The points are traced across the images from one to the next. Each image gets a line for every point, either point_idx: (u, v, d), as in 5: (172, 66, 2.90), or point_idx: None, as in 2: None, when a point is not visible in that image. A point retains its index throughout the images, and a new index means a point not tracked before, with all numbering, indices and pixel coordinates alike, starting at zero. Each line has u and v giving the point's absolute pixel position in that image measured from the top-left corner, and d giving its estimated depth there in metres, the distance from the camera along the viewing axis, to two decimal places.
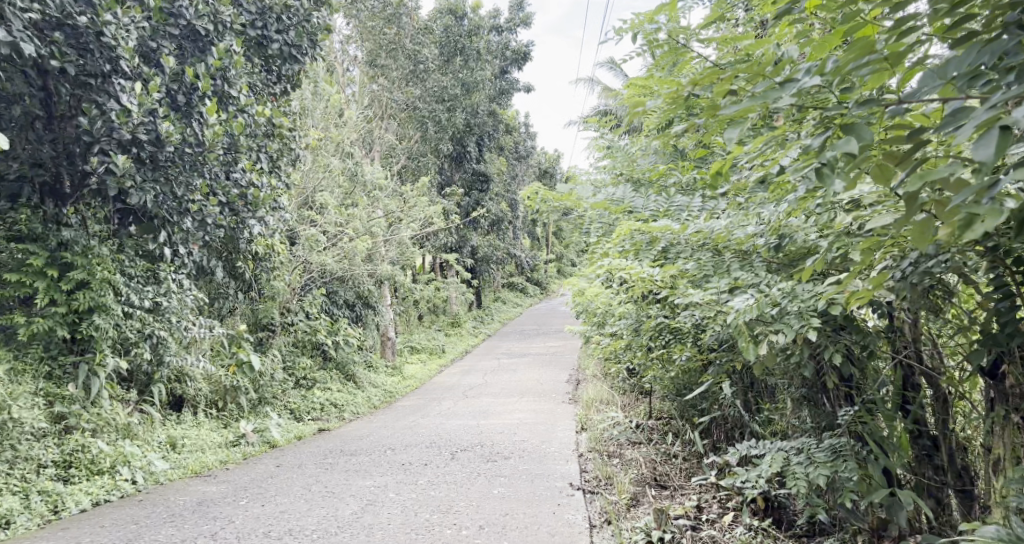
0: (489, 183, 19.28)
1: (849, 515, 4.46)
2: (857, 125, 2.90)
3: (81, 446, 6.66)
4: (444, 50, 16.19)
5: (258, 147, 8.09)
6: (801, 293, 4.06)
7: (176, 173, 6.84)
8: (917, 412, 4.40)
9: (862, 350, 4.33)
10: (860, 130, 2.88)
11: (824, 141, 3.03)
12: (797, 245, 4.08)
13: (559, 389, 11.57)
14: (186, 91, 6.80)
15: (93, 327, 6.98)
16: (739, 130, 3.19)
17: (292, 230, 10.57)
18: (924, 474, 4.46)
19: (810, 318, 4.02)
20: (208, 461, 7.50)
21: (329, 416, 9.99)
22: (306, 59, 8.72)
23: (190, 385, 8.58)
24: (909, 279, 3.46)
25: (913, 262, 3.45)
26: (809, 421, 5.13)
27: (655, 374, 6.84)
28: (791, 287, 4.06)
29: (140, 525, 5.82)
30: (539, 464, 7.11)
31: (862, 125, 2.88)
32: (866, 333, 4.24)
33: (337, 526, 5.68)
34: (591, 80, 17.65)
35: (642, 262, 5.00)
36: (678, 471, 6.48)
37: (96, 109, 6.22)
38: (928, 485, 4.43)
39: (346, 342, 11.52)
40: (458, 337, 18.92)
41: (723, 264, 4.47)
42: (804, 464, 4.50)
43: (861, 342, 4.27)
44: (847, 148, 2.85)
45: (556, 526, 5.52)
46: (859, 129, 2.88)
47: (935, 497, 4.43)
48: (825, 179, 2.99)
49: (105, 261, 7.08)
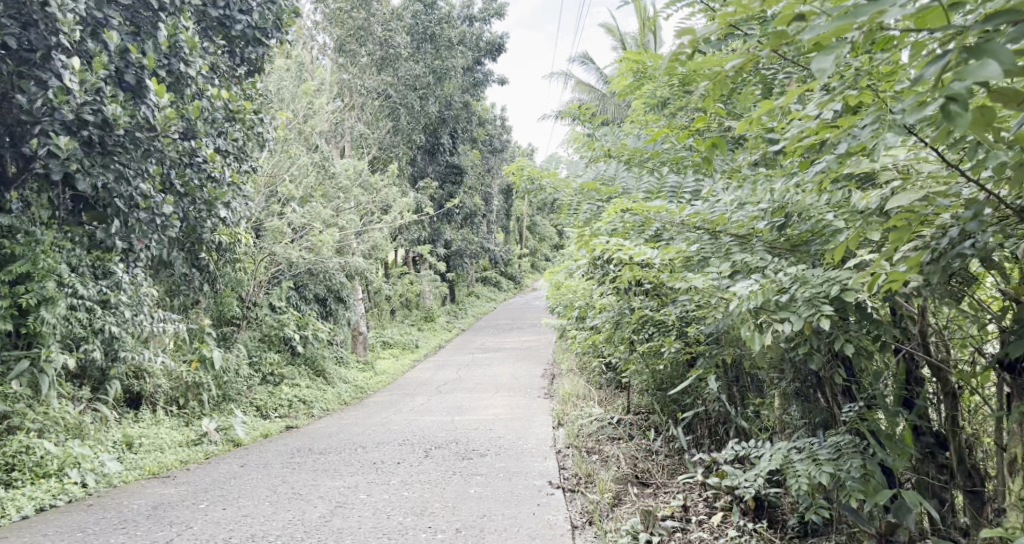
0: (463, 175, 18.85)
1: (855, 519, 4.14)
2: (994, 44, 2.34)
3: (26, 447, 6.25)
4: (414, 37, 15.53)
5: (215, 133, 7.60)
6: (811, 278, 3.73)
7: (127, 159, 6.37)
8: (922, 406, 4.11)
9: (881, 347, 3.96)
10: (996, 49, 2.33)
11: (944, 70, 2.42)
12: (807, 227, 3.82)
13: (534, 383, 11.27)
14: (133, 70, 6.28)
15: (39, 322, 6.53)
16: (835, 55, 2.58)
17: (257, 221, 10.14)
18: (927, 473, 4.18)
19: (822, 306, 3.67)
20: (167, 461, 7.10)
21: (297, 413, 9.61)
22: (271, 41, 8.30)
23: (149, 381, 8.16)
24: (937, 266, 3.04)
25: (949, 241, 3.04)
26: (800, 417, 4.88)
27: (636, 369, 6.58)
28: (799, 270, 3.75)
29: (86, 533, 5.38)
30: (516, 461, 6.79)
31: (1001, 45, 2.33)
32: (881, 324, 3.91)
33: (304, 530, 5.30)
34: (565, 72, 17.37)
35: (639, 243, 4.72)
36: (660, 468, 6.13)
37: (37, 86, 5.71)
38: (932, 484, 4.16)
39: (315, 337, 11.16)
40: (431, 331, 18.54)
41: (723, 247, 4.18)
42: (805, 461, 4.23)
43: (875, 332, 3.94)
44: (991, 73, 2.29)
45: (536, 529, 5.18)
46: (999, 50, 2.32)
47: (939, 497, 4.16)
48: (954, 118, 2.39)
49: (51, 249, 6.66)
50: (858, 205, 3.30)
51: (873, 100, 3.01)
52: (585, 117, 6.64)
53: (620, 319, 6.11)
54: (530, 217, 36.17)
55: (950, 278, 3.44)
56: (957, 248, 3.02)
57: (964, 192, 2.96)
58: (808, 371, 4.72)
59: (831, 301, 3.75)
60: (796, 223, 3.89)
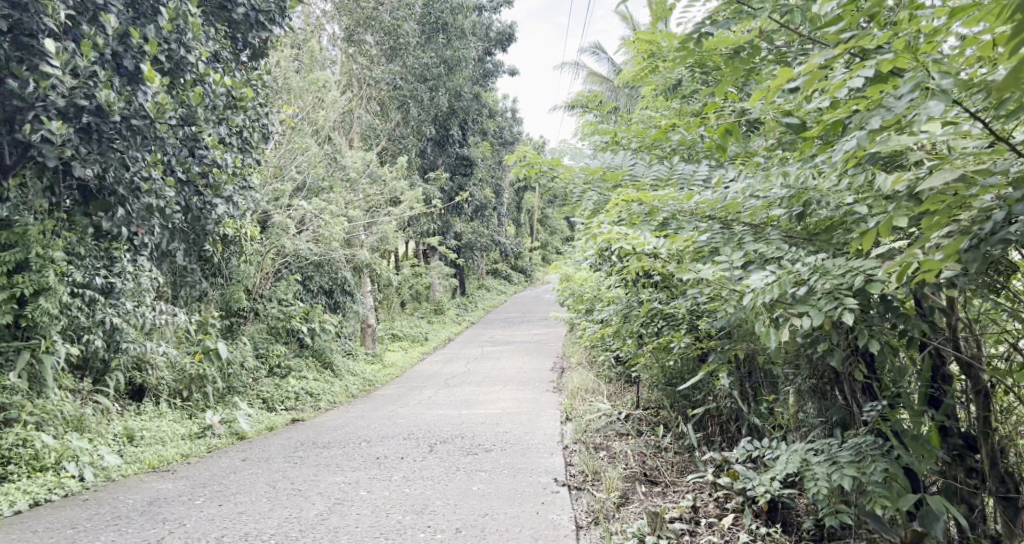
0: (473, 167, 18.65)
1: (879, 527, 3.95)
2: None
3: (23, 439, 6.11)
4: (426, 27, 15.34)
5: (218, 120, 7.41)
6: (832, 268, 3.56)
7: (125, 147, 6.20)
8: (950, 406, 3.93)
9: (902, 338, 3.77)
10: None
11: None
12: (829, 210, 3.64)
13: (543, 377, 11.10)
14: (132, 55, 6.10)
15: (39, 313, 6.36)
16: None
17: (264, 212, 9.98)
18: (955, 477, 4.00)
19: (845, 299, 3.50)
20: (167, 455, 6.96)
21: (304, 406, 9.43)
22: (275, 27, 8.10)
23: (151, 373, 8.01)
24: (978, 251, 2.88)
25: (993, 225, 2.85)
26: (817, 415, 4.68)
27: (643, 363, 6.38)
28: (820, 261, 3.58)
29: (77, 530, 5.25)
30: (522, 457, 6.62)
31: None
32: (908, 318, 3.71)
33: (299, 529, 5.14)
34: (575, 63, 17.15)
35: (646, 233, 4.50)
36: (669, 466, 5.95)
37: (31, 71, 5.52)
38: (960, 489, 3.98)
39: (322, 330, 10.99)
40: (441, 324, 18.33)
41: (735, 237, 3.97)
42: (824, 464, 4.06)
43: (902, 326, 3.73)
44: None
45: (539, 529, 5.01)
46: None
47: (968, 502, 3.98)
48: None
49: (49, 238, 6.53)
50: (886, 188, 3.13)
51: (909, 64, 2.91)
52: (594, 106, 6.51)
53: (629, 312, 6.00)
54: (541, 208, 35.87)
55: (989, 267, 3.27)
56: (999, 234, 2.86)
57: (1011, 170, 2.79)
58: (825, 367, 4.53)
59: (853, 294, 3.58)
60: (816, 210, 3.72)
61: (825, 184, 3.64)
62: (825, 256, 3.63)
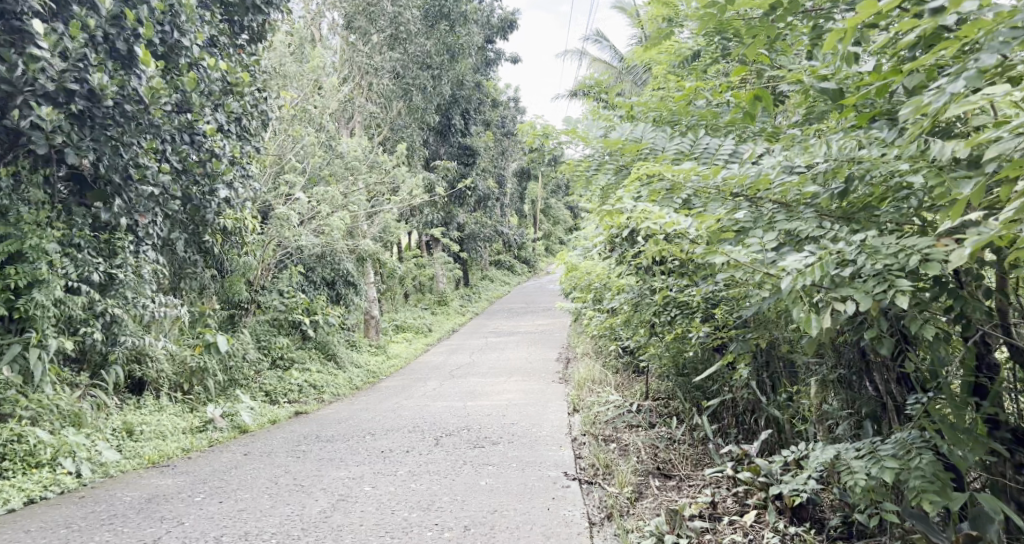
0: (476, 157, 18.41)
1: (924, 527, 3.79)
2: None
3: (17, 436, 5.92)
4: (428, 14, 15.00)
5: (213, 106, 7.20)
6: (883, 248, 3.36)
7: (121, 133, 5.94)
8: (998, 397, 3.73)
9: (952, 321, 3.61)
10: None
11: None
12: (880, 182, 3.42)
13: (548, 368, 10.91)
14: (124, 36, 5.79)
15: (31, 305, 6.18)
16: None
17: (263, 203, 9.76)
18: (1003, 473, 3.80)
19: (896, 281, 3.30)
20: (168, 450, 6.76)
21: (308, 399, 9.24)
22: (270, 8, 7.92)
23: (151, 366, 7.83)
24: None
25: None
26: (843, 407, 4.49)
27: (654, 353, 6.18)
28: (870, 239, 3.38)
29: (72, 530, 5.06)
30: (530, 450, 6.42)
31: None
32: (966, 300, 3.51)
33: (301, 528, 4.94)
34: (580, 49, 16.90)
35: (667, 212, 4.29)
36: (683, 458, 5.76)
37: (16, 54, 5.24)
38: (1009, 486, 3.77)
39: (325, 321, 10.79)
40: (444, 315, 18.12)
41: (766, 216, 3.79)
42: (865, 459, 3.88)
43: (958, 309, 3.55)
44: None
45: (551, 527, 4.80)
46: None
47: (1017, 500, 3.76)
48: None
49: (41, 228, 6.26)
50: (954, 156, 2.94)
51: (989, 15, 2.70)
52: (598, 88, 6.33)
53: (641, 301, 5.80)
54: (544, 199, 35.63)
55: None
56: None
57: None
58: (855, 356, 4.33)
59: (903, 275, 3.38)
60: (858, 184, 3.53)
61: (869, 155, 3.44)
62: (872, 235, 3.47)
